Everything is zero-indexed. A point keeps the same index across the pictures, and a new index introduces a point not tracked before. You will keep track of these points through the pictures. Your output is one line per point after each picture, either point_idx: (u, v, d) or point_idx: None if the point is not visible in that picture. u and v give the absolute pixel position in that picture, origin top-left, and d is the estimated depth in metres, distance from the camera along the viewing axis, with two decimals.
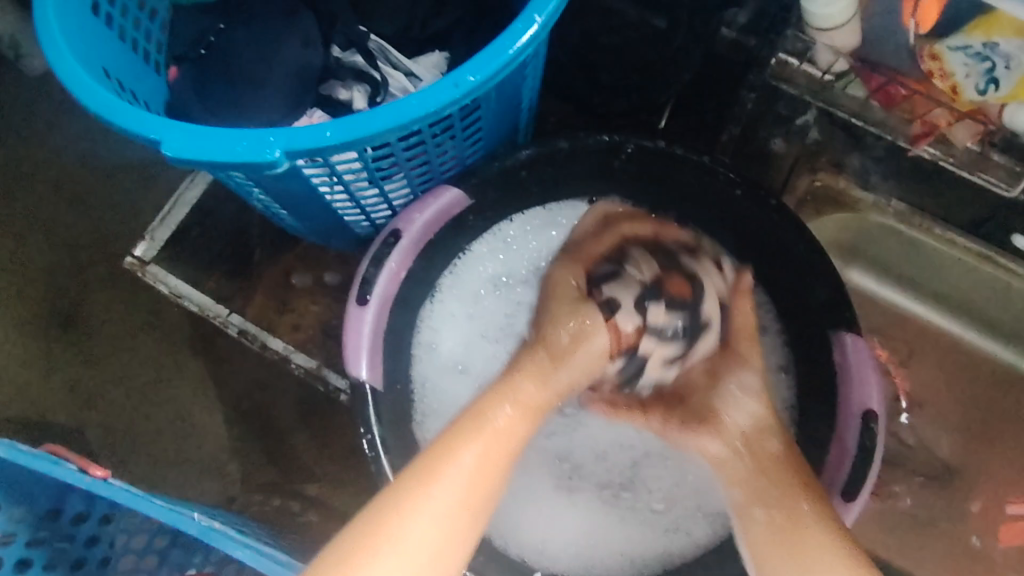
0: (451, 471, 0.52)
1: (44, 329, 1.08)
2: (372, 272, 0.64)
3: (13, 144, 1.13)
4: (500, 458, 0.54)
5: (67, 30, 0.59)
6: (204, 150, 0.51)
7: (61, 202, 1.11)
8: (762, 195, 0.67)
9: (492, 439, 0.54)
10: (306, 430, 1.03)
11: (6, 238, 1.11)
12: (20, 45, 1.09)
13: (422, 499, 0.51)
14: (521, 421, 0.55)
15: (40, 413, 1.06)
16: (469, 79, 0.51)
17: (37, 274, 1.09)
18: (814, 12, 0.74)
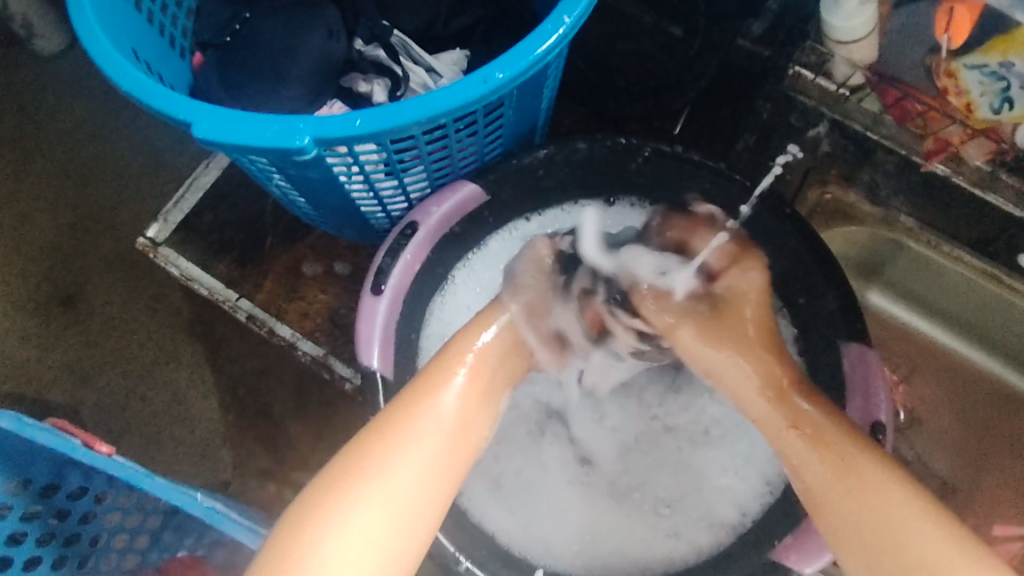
0: (435, 400, 0.56)
1: (48, 305, 1.08)
2: (388, 262, 0.65)
3: (28, 121, 1.13)
4: (483, 381, 0.59)
5: (97, 9, 0.60)
6: (232, 133, 0.51)
7: (71, 181, 1.11)
8: (774, 204, 0.68)
9: (472, 371, 0.58)
10: (305, 418, 1.03)
11: (15, 215, 1.11)
12: (33, 25, 1.09)
13: (415, 424, 0.55)
14: (504, 346, 0.60)
15: (41, 388, 1.06)
16: (497, 76, 0.52)
17: (43, 251, 1.10)
18: (837, 25, 0.74)
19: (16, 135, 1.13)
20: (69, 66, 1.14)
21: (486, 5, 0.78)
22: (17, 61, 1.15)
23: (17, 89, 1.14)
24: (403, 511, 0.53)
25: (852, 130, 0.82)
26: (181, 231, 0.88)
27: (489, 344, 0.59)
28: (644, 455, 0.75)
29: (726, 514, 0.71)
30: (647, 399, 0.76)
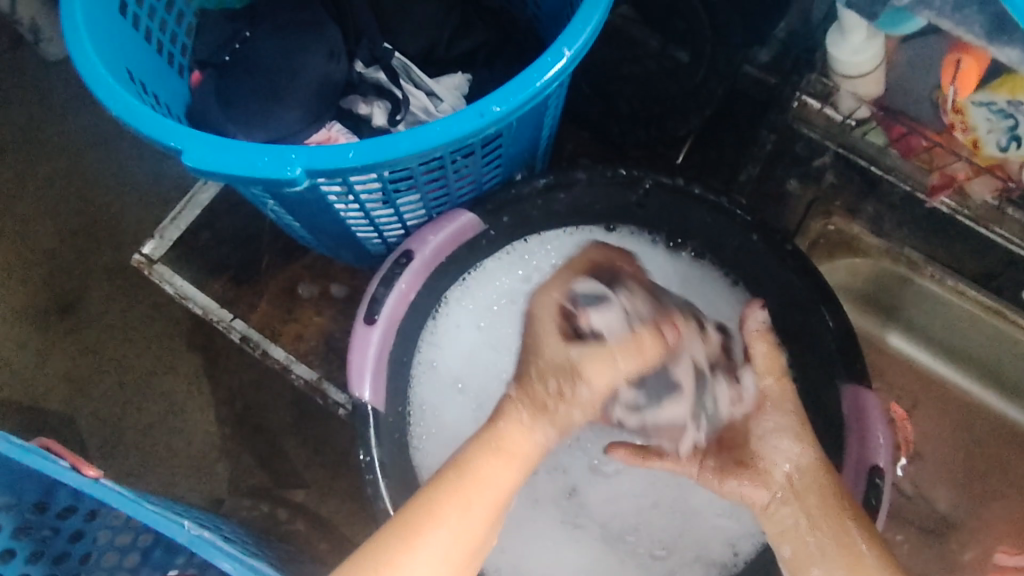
0: (442, 528, 0.52)
1: (43, 314, 1.07)
2: (381, 292, 0.64)
3: (29, 127, 1.13)
4: (489, 510, 0.54)
5: (93, 28, 0.59)
6: (224, 162, 0.50)
7: (70, 189, 1.10)
8: (776, 241, 0.67)
9: (483, 498, 0.54)
10: (298, 436, 1.02)
11: (11, 222, 1.11)
12: (41, 30, 1.09)
13: (408, 557, 0.51)
14: (509, 471, 0.54)
15: (35, 398, 1.05)
16: (494, 109, 0.51)
17: (40, 260, 1.09)
18: (841, 60, 0.72)
19: (17, 143, 1.13)
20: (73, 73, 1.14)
21: (491, 33, 0.79)
22: (21, 68, 1.15)
23: (19, 95, 1.14)
24: None
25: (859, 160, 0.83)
26: (177, 247, 0.87)
27: (510, 468, 0.54)
28: (636, 494, 0.73)
29: (720, 553, 0.71)
30: None
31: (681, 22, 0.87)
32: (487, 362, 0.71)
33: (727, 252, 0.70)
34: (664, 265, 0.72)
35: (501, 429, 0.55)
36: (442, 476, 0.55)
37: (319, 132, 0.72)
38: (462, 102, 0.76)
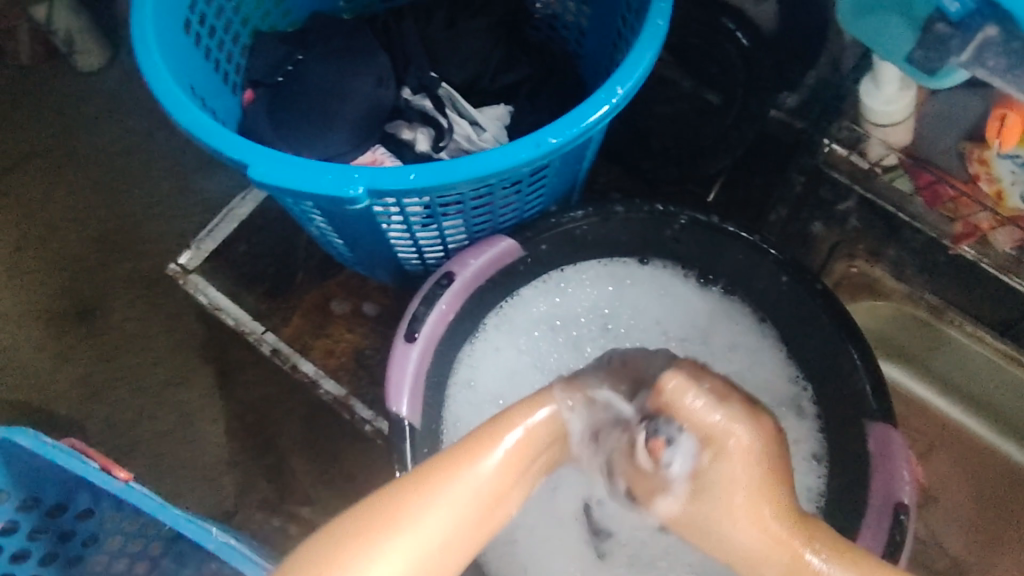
0: (462, 479, 0.40)
1: (64, 319, 1.09)
2: (423, 311, 0.65)
3: (67, 139, 1.17)
4: (545, 449, 0.43)
5: (160, 42, 0.62)
6: (289, 177, 0.52)
7: (100, 198, 1.14)
8: (804, 277, 0.68)
9: (540, 441, 0.43)
10: (309, 452, 1.01)
11: (38, 227, 1.14)
12: (75, 41, 1.16)
13: (445, 476, 0.40)
14: (581, 415, 0.43)
15: (50, 401, 1.06)
16: (550, 140, 0.53)
17: (67, 267, 1.11)
18: (874, 108, 0.74)
19: (53, 152, 1.17)
20: (116, 89, 1.19)
21: (533, 68, 0.82)
22: (65, 82, 1.20)
23: (63, 108, 1.19)
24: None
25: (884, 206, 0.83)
26: (212, 260, 0.90)
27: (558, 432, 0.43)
28: None
29: None
30: None
31: (715, 65, 0.91)
32: (525, 381, 0.72)
33: (756, 288, 0.72)
34: (696, 300, 0.75)
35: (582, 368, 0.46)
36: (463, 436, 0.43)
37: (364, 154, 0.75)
38: (503, 132, 0.79)
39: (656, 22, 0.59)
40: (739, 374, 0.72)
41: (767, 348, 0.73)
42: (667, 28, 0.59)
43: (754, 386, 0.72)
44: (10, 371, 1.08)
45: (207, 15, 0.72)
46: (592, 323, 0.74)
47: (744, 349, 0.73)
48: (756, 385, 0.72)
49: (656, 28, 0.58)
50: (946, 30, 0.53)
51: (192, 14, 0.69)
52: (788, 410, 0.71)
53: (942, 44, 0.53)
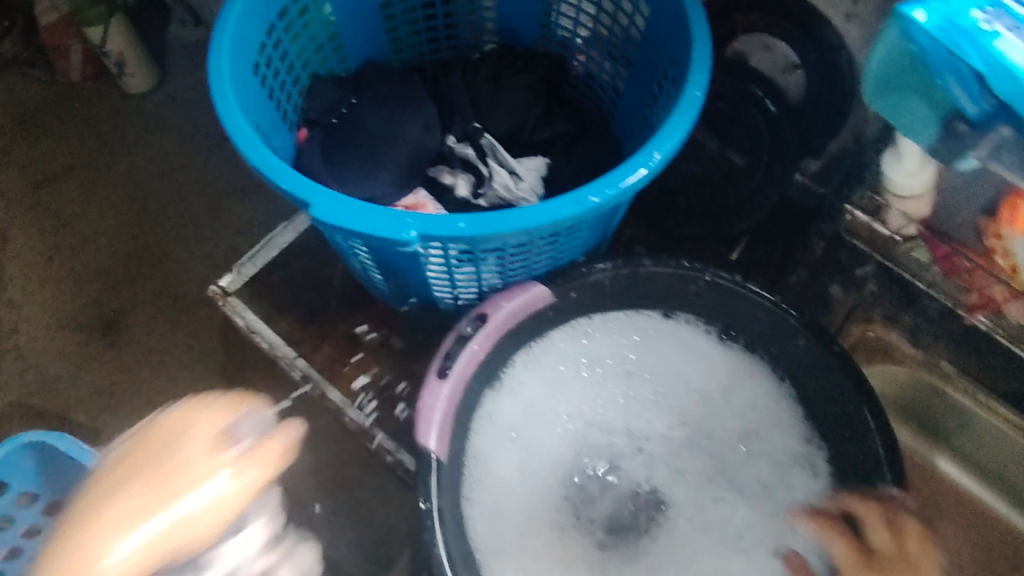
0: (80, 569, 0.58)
1: (90, 328, 1.13)
2: (455, 349, 0.68)
3: (112, 156, 1.23)
4: (153, 504, 0.59)
5: (234, 78, 0.67)
6: (348, 217, 0.56)
7: (135, 215, 1.19)
8: (822, 337, 0.71)
9: (180, 523, 0.60)
10: (316, 479, 1.01)
11: (73, 237, 1.18)
12: (126, 64, 1.22)
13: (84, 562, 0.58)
14: (237, 486, 0.61)
15: (70, 407, 1.09)
16: (591, 199, 0.57)
17: (103, 279, 1.16)
18: (895, 182, 0.78)
19: (94, 169, 1.23)
20: (163, 113, 1.26)
21: (570, 124, 0.88)
22: (115, 105, 1.27)
23: (111, 128, 1.25)
24: None
25: (899, 274, 0.88)
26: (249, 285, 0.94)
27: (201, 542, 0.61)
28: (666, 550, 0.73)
29: None
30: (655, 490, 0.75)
31: (739, 128, 0.96)
32: (546, 415, 0.76)
33: (772, 343, 0.74)
34: (719, 353, 0.77)
35: (176, 450, 0.61)
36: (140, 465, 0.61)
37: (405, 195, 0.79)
38: (539, 183, 0.83)
39: (693, 92, 0.63)
40: (755, 431, 0.75)
41: (784, 407, 0.75)
42: (704, 98, 0.63)
43: (770, 443, 0.75)
44: (34, 375, 1.11)
45: (273, 58, 0.77)
46: (617, 365, 0.77)
47: (762, 409, 0.76)
48: (772, 443, 0.75)
49: (693, 98, 0.63)
50: (966, 130, 0.58)
51: (261, 56, 0.74)
52: (799, 466, 0.74)
53: (963, 139, 0.59)
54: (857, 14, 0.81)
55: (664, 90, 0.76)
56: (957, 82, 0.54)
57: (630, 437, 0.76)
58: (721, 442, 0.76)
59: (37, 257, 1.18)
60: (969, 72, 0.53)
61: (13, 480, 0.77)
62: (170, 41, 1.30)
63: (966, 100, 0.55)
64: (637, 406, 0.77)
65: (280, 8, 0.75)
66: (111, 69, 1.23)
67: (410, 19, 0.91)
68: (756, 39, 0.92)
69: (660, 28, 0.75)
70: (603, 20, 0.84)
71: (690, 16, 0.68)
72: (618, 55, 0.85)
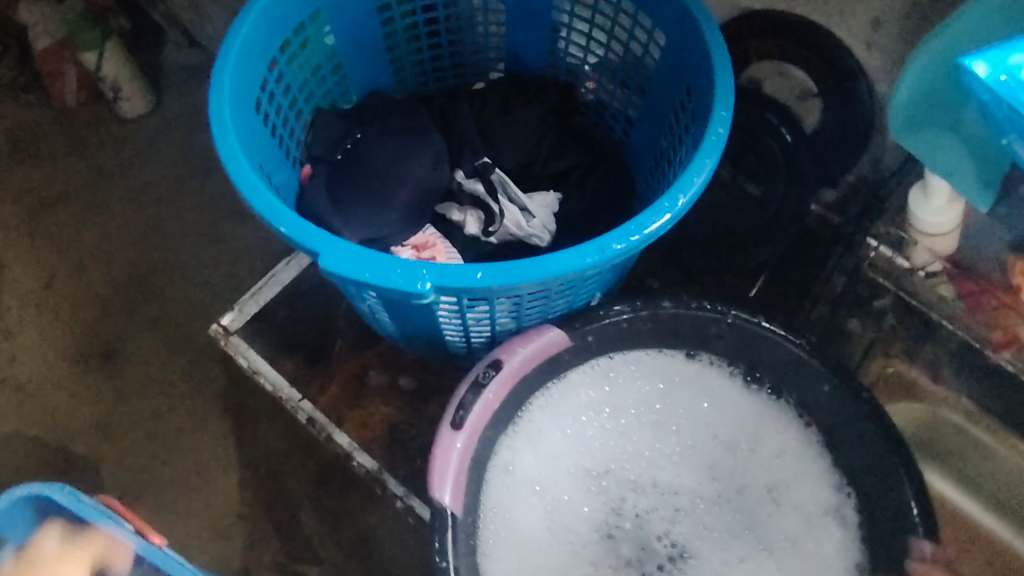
0: None
1: (87, 359, 1.09)
2: (469, 399, 0.65)
3: (110, 181, 1.20)
4: None
5: (235, 119, 0.64)
6: (359, 268, 0.53)
7: (133, 241, 1.16)
8: (847, 379, 0.68)
9: None
10: (320, 511, 0.98)
11: (70, 264, 1.16)
12: (121, 88, 1.20)
13: None
14: None
15: (66, 439, 1.05)
16: (614, 246, 0.54)
17: (99, 307, 1.12)
18: (923, 218, 0.75)
19: (92, 193, 1.20)
20: (159, 136, 1.23)
21: (583, 156, 0.85)
22: (111, 129, 1.24)
23: (108, 153, 1.23)
24: None
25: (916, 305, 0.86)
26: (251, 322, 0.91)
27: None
28: None
29: None
30: (684, 546, 0.72)
31: (753, 156, 0.93)
32: (566, 462, 0.73)
33: (796, 384, 0.72)
34: (745, 398, 0.75)
35: None
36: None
37: (415, 233, 0.77)
38: (551, 219, 0.81)
39: (717, 130, 0.61)
40: (782, 483, 0.73)
41: (813, 454, 0.72)
42: (728, 136, 0.61)
43: (795, 489, 0.72)
44: (28, 407, 1.08)
45: (274, 92, 0.75)
46: (642, 415, 0.75)
47: (789, 456, 0.73)
48: (797, 490, 0.72)
49: (717, 136, 0.61)
50: None
51: (262, 91, 0.73)
52: (828, 517, 0.71)
53: None
54: (877, 43, 0.79)
55: (684, 122, 0.73)
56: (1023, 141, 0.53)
57: (658, 493, 0.74)
58: (748, 495, 0.73)
59: (32, 284, 1.15)
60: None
61: (9, 535, 0.71)
62: (168, 62, 1.28)
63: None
64: (661, 453, 0.75)
65: (280, 41, 0.74)
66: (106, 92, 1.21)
67: (414, 47, 0.89)
68: (770, 66, 0.89)
69: (679, 57, 0.73)
70: (617, 46, 0.82)
71: (712, 47, 0.66)
72: (633, 83, 0.82)
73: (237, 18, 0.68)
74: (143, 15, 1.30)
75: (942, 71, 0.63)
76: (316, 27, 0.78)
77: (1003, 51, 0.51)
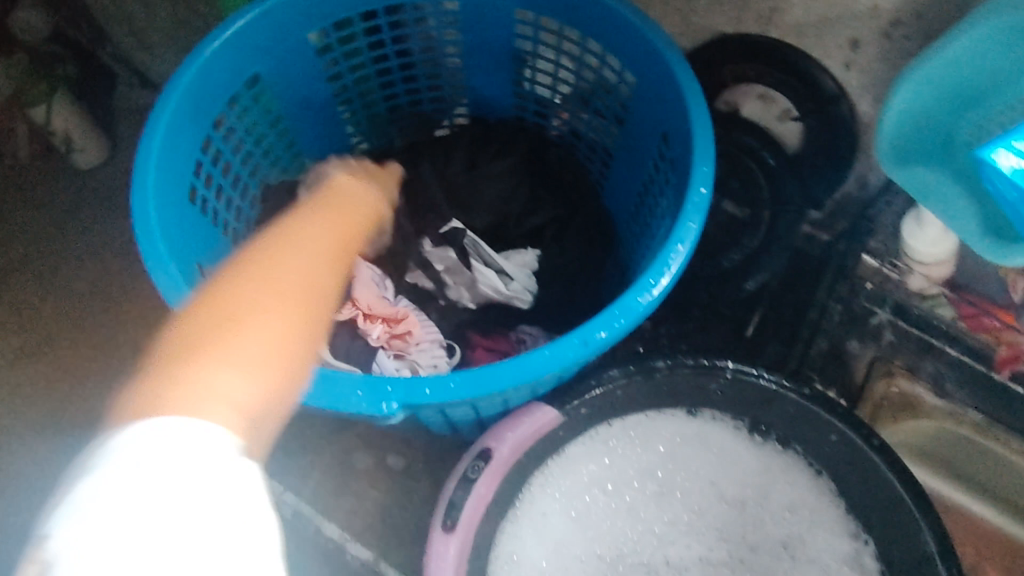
0: (296, 234, 0.50)
1: (44, 441, 1.00)
2: (460, 497, 0.63)
3: (60, 244, 1.12)
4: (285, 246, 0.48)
5: (165, 226, 0.60)
6: (321, 395, 0.49)
7: (88, 306, 1.08)
8: (853, 425, 0.65)
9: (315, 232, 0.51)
10: None
11: (19, 339, 1.07)
12: (73, 141, 1.12)
13: (283, 238, 0.49)
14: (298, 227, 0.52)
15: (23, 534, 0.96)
16: (598, 336, 0.51)
17: (52, 384, 1.03)
18: (918, 248, 0.72)
19: (42, 258, 1.12)
20: (109, 193, 1.15)
21: (557, 208, 0.82)
22: (59, 185, 1.16)
23: (63, 210, 1.14)
24: (274, 349, 0.40)
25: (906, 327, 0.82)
26: None
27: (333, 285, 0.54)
28: None
29: None
30: None
31: (736, 179, 0.89)
32: (572, 544, 0.68)
33: (803, 433, 0.68)
34: (752, 454, 0.71)
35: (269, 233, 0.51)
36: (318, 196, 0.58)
37: (365, 272, 0.73)
38: (532, 278, 0.78)
39: (699, 191, 0.57)
40: (798, 539, 0.68)
41: (827, 505, 0.68)
42: (712, 196, 0.57)
43: (813, 545, 0.68)
44: None
45: (212, 173, 0.71)
46: (646, 486, 0.70)
47: (803, 509, 0.69)
48: (815, 546, 0.67)
49: (700, 197, 0.57)
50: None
51: (198, 177, 0.68)
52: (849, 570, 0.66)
53: None
54: (857, 63, 0.75)
55: (665, 169, 0.69)
56: None
57: (670, 572, 0.68)
58: (764, 553, 0.68)
59: None
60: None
61: None
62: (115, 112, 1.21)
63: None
64: (672, 524, 0.69)
65: (213, 116, 0.69)
66: (57, 144, 1.13)
67: (370, 101, 0.84)
68: (748, 89, 0.85)
69: (655, 100, 0.68)
70: (585, 83, 0.77)
71: (685, 91, 0.62)
72: (610, 113, 0.77)
73: (160, 104, 0.63)
74: (94, 64, 1.21)
75: (938, 104, 0.61)
76: (254, 97, 0.74)
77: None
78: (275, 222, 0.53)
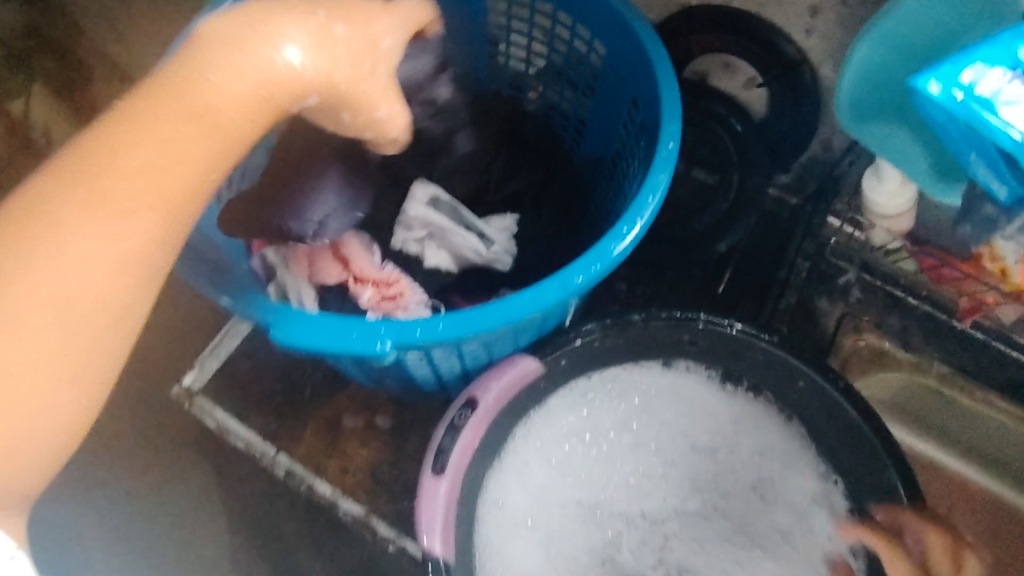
0: (154, 125, 0.45)
1: None
2: (448, 442, 0.66)
3: None
4: (134, 145, 0.44)
5: None
6: (315, 337, 0.52)
7: None
8: (821, 370, 0.68)
9: (188, 114, 0.45)
10: None
11: None
12: (52, 133, 1.14)
13: (135, 131, 0.44)
14: (169, 115, 0.45)
15: None
16: (576, 280, 0.54)
17: None
18: (878, 201, 0.75)
19: None
20: None
21: (533, 173, 0.85)
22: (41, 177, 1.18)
23: None
24: (72, 300, 0.42)
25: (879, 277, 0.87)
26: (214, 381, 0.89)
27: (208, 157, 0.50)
28: None
29: None
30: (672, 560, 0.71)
31: (705, 146, 0.93)
32: (554, 492, 0.72)
33: (772, 380, 0.71)
34: (723, 403, 0.74)
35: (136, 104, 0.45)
36: (207, 40, 0.47)
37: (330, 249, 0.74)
38: (512, 241, 0.80)
39: (668, 145, 0.61)
40: (768, 481, 0.72)
41: (798, 449, 0.70)
42: (680, 149, 0.60)
43: (784, 485, 0.71)
44: None
45: None
46: (621, 438, 0.74)
47: (773, 454, 0.72)
48: (785, 486, 0.71)
49: (669, 151, 0.60)
50: (990, 211, 0.68)
51: None
52: (819, 508, 0.68)
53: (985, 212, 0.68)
54: (816, 29, 0.77)
55: (635, 131, 0.72)
56: (983, 162, 0.53)
57: (647, 522, 0.73)
58: (736, 499, 0.72)
59: None
60: (996, 150, 0.52)
61: None
62: None
63: (995, 180, 0.54)
64: (648, 472, 0.73)
65: None
66: (36, 139, 1.15)
67: None
68: (714, 58, 0.87)
69: (624, 63, 0.71)
70: (558, 55, 0.81)
71: (653, 57, 0.65)
72: (580, 88, 0.81)
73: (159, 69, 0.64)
74: None
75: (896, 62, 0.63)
76: None
77: (954, 64, 0.49)
78: (159, 80, 0.47)
